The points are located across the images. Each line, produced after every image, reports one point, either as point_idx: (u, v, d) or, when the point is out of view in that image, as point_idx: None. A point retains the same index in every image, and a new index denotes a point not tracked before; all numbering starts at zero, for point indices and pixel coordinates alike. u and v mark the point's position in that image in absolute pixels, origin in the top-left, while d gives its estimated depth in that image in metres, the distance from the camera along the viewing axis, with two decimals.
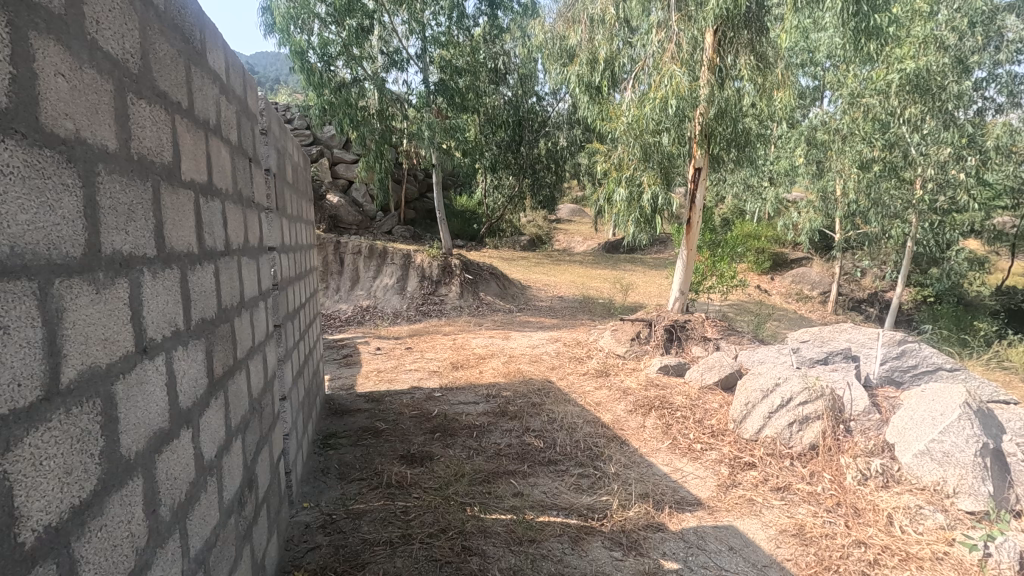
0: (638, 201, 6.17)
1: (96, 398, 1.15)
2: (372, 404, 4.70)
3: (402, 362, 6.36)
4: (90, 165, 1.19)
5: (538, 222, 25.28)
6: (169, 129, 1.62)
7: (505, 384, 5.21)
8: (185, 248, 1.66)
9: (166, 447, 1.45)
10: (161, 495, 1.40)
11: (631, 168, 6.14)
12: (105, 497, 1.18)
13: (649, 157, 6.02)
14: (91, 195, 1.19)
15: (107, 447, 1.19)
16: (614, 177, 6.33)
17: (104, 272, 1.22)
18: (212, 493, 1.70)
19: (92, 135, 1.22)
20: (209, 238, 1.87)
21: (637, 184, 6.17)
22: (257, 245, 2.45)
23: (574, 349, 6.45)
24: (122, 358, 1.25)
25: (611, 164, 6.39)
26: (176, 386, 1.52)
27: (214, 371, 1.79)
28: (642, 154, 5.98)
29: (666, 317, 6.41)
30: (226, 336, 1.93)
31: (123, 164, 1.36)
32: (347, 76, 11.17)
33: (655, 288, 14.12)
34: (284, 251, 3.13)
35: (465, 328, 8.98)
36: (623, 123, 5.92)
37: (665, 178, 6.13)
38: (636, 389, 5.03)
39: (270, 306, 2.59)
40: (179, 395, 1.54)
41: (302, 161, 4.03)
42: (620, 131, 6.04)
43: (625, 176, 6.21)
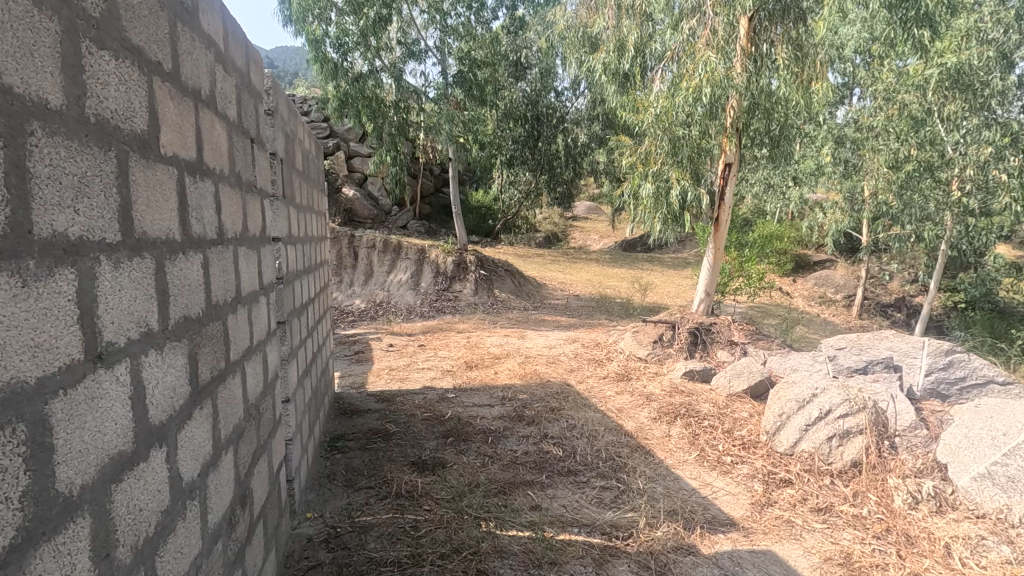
0: (666, 198, 5.94)
1: (17, 423, 0.91)
2: (382, 404, 4.50)
3: (415, 360, 6.16)
4: (16, 116, 0.93)
5: (554, 219, 25.01)
6: (148, 92, 1.39)
7: (521, 386, 4.98)
8: (162, 234, 1.45)
9: (131, 473, 1.23)
10: (119, 535, 1.17)
11: (659, 161, 5.90)
12: (29, 554, 0.93)
13: (678, 151, 5.76)
14: (21, 154, 0.94)
15: (38, 485, 0.95)
16: (641, 171, 6.08)
17: (36, 256, 0.97)
18: (193, 521, 1.49)
19: (26, 85, 0.96)
20: (196, 224, 1.65)
21: (664, 178, 5.92)
22: (259, 237, 2.23)
23: (592, 351, 6.21)
24: (61, 369, 1.01)
25: (638, 158, 6.14)
26: (145, 397, 1.32)
27: (198, 376, 1.58)
28: (671, 147, 5.73)
29: (690, 319, 6.13)
30: (222, 335, 1.75)
31: (77, 127, 1.11)
32: (362, 69, 10.97)
33: (673, 288, 13.80)
34: (292, 243, 2.95)
35: (479, 325, 8.75)
36: (651, 115, 5.68)
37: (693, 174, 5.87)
38: (659, 395, 4.77)
39: (273, 301, 2.40)
40: (149, 408, 1.33)
41: (314, 149, 3.83)
42: (648, 122, 5.79)
43: (651, 170, 5.98)
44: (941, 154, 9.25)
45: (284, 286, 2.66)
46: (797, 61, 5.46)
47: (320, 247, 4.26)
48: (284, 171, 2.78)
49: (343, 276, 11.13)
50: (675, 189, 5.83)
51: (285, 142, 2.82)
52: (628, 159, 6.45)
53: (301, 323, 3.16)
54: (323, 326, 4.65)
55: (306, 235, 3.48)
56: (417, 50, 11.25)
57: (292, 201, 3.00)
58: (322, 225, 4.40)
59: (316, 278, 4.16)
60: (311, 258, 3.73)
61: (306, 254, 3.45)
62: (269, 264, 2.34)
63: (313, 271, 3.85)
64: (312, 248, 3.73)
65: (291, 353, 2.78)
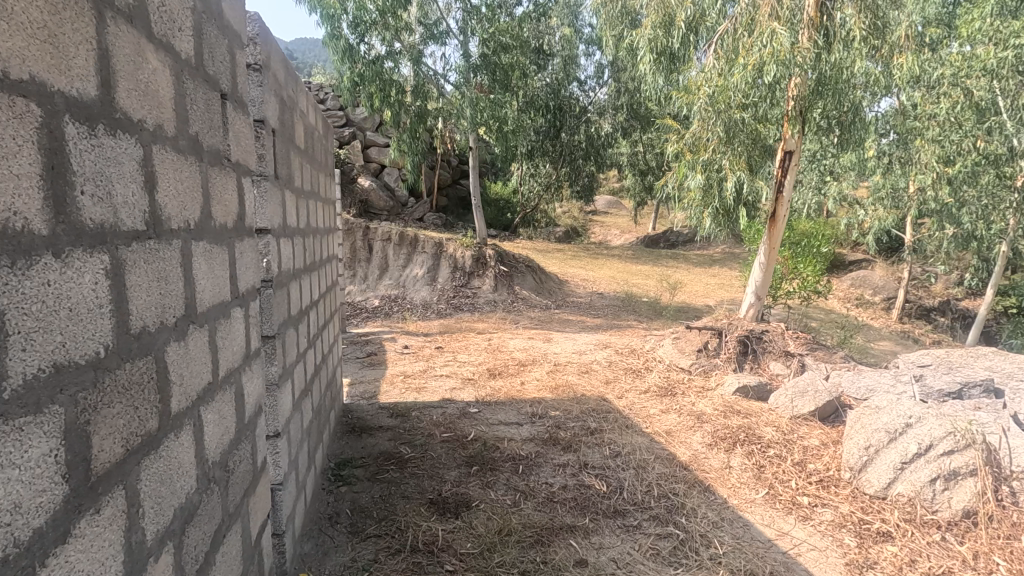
0: (718, 189, 5.30)
1: None
2: (396, 420, 3.95)
3: (432, 365, 5.62)
4: None
5: (573, 213, 24.31)
6: None
7: (553, 401, 4.40)
8: (71, 204, 0.80)
9: None
10: None
11: (707, 148, 5.22)
12: None
13: (734, 138, 5.07)
14: None
15: None
16: (689, 159, 5.39)
17: None
18: None
19: None
20: (139, 199, 1.01)
21: (716, 168, 5.26)
22: (235, 228, 1.63)
23: (627, 359, 5.60)
24: None
25: (684, 145, 5.48)
26: (12, 508, 0.67)
27: (129, 446, 0.95)
28: (727, 133, 5.05)
29: (738, 325, 5.49)
30: (184, 375, 1.20)
31: None
32: (379, 51, 10.48)
33: (701, 288, 13.11)
34: (289, 235, 2.40)
35: (500, 325, 8.19)
36: (703, 94, 5.04)
37: (750, 164, 5.21)
38: (712, 415, 4.15)
39: (257, 310, 1.85)
40: (19, 531, 0.68)
41: (318, 125, 3.26)
42: (698, 104, 5.13)
43: (701, 158, 5.30)
44: (1008, 147, 8.51)
45: (276, 288, 2.11)
46: (875, 31, 4.72)
47: (328, 238, 3.73)
48: (278, 146, 2.21)
49: (356, 270, 10.63)
50: (728, 181, 5.16)
51: (279, 110, 2.24)
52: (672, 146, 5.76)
53: (301, 332, 2.62)
54: (331, 327, 4.13)
55: (309, 223, 2.94)
56: (438, 33, 10.70)
57: (290, 183, 2.45)
58: (330, 214, 3.86)
59: (324, 272, 3.62)
60: (316, 251, 3.19)
61: (308, 248, 2.91)
62: (252, 262, 1.79)
63: (319, 267, 3.31)
64: (316, 241, 3.19)
65: (285, 373, 2.24)
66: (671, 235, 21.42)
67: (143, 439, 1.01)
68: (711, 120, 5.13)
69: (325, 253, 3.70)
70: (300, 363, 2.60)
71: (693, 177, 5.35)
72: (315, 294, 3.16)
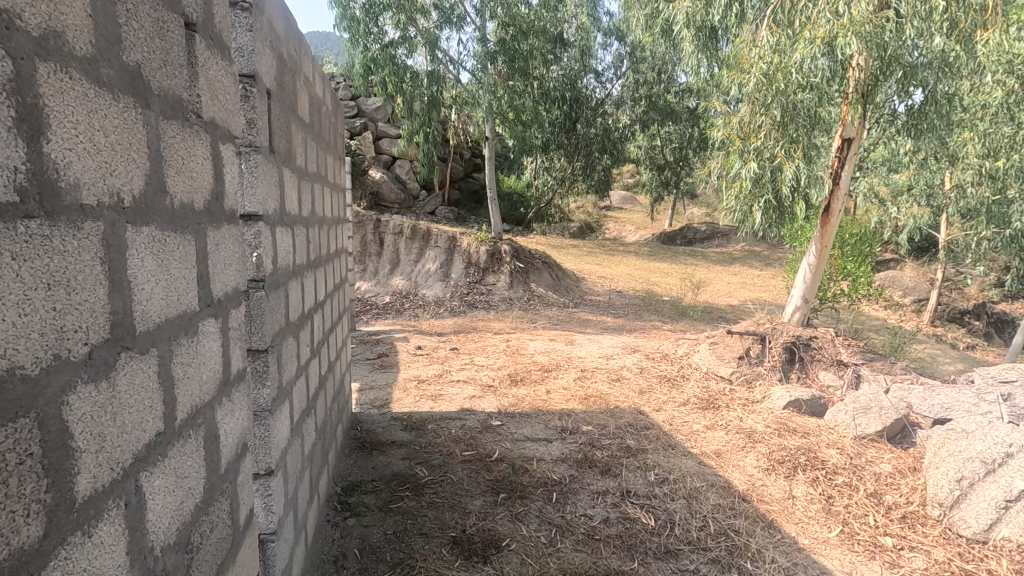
0: (772, 181, 4.46)
1: None
2: (411, 435, 3.53)
3: (448, 369, 5.20)
4: None
5: (587, 208, 23.79)
6: None
7: (584, 413, 3.96)
8: None
9: None
10: None
11: (759, 132, 4.48)
12: None
13: (791, 123, 4.34)
14: None
15: None
16: (736, 147, 4.60)
17: None
18: None
19: None
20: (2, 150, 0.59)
21: (769, 158, 4.47)
22: (210, 211, 1.20)
23: (661, 365, 5.15)
24: None
25: (732, 130, 4.67)
26: None
27: None
28: (787, 117, 4.34)
29: (783, 330, 5.01)
30: (111, 431, 0.78)
31: None
32: (392, 36, 10.05)
33: (724, 287, 12.61)
34: (289, 222, 1.97)
35: (517, 325, 7.75)
36: (757, 72, 4.32)
37: (807, 153, 4.42)
38: (765, 433, 3.69)
39: (242, 321, 1.42)
40: None
41: (326, 99, 2.83)
42: (748, 85, 4.42)
43: (751, 146, 4.54)
44: None
45: (270, 289, 1.69)
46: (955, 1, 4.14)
47: (337, 230, 3.32)
48: (273, 112, 1.77)
49: (367, 265, 10.24)
50: (784, 172, 4.37)
51: (277, 67, 1.80)
52: (716, 131, 4.92)
53: (303, 340, 2.20)
54: (342, 329, 3.72)
55: (314, 211, 2.51)
56: (454, 16, 10.10)
57: (290, 161, 2.01)
58: (341, 203, 3.44)
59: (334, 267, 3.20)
60: (323, 243, 2.76)
61: (314, 240, 2.48)
62: (234, 257, 1.35)
63: (327, 262, 2.89)
64: (323, 232, 2.76)
65: (281, 393, 1.81)
66: (688, 232, 20.86)
67: (7, 563, 0.59)
68: (763, 103, 4.42)
69: (335, 246, 3.29)
70: (302, 376, 2.17)
71: (739, 165, 4.58)
72: (323, 291, 2.74)
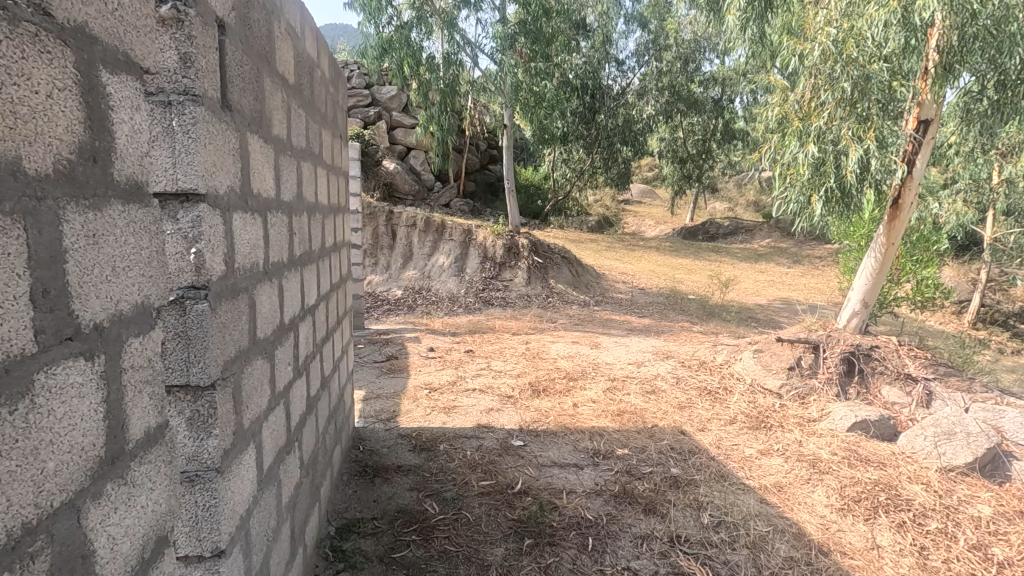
0: (834, 166, 3.91)
1: None
2: (421, 458, 3.06)
3: (462, 376, 4.72)
4: None
5: (606, 202, 23.14)
6: None
7: (618, 433, 3.47)
8: None
9: None
10: None
11: (821, 110, 3.92)
12: None
13: (861, 100, 3.76)
14: None
15: None
16: (794, 128, 4.07)
17: None
18: None
19: None
20: None
21: (832, 140, 3.90)
22: (78, 180, 0.71)
23: (699, 375, 4.63)
24: None
25: (790, 108, 4.15)
26: None
27: None
28: (858, 91, 3.74)
29: (839, 338, 4.45)
30: None
31: None
32: (407, 18, 9.62)
33: (751, 286, 12.00)
34: (257, 206, 1.48)
35: (536, 324, 7.26)
36: (823, 42, 3.77)
37: (879, 134, 3.82)
38: (832, 462, 3.15)
39: (156, 352, 0.94)
40: None
41: (319, 60, 2.33)
42: (809, 55, 3.89)
43: (812, 125, 3.99)
44: None
45: (219, 300, 1.20)
46: None
47: (337, 218, 2.84)
48: (229, 53, 1.27)
49: (378, 258, 9.82)
50: (849, 156, 3.79)
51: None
52: (772, 110, 4.40)
53: (281, 357, 1.72)
54: (345, 330, 3.26)
55: (302, 195, 2.03)
56: None
57: (260, 126, 1.51)
58: (341, 188, 2.96)
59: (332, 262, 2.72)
60: (315, 234, 2.28)
61: (301, 229, 2.01)
62: (138, 258, 0.87)
63: (321, 257, 2.42)
64: (315, 221, 2.28)
65: (241, 439, 1.34)
66: (711, 227, 20.14)
67: None
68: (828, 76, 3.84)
69: (335, 237, 2.81)
70: (280, 405, 1.70)
71: (797, 149, 4.05)
72: (315, 292, 2.26)
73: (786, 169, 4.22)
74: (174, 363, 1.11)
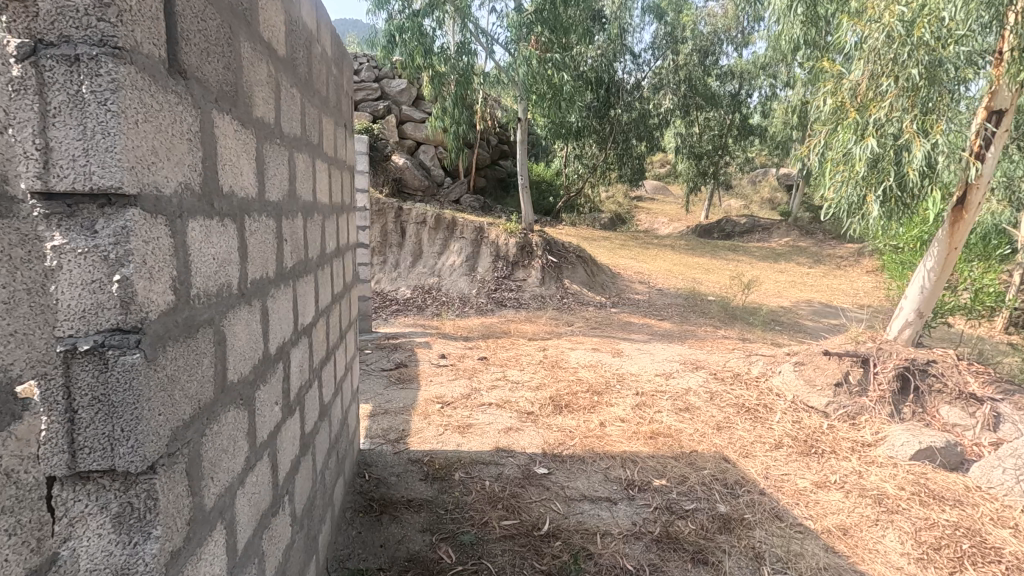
0: (894, 164, 3.47)
1: None
2: (434, 490, 2.71)
3: (476, 388, 4.37)
4: None
5: (618, 199, 22.71)
6: None
7: (654, 460, 3.10)
8: None
9: None
10: None
11: (882, 100, 3.49)
12: None
13: (929, 88, 3.34)
14: None
15: None
16: (848, 121, 3.62)
17: None
18: None
19: None
20: None
21: (892, 133, 3.46)
22: None
23: (734, 390, 4.26)
24: None
25: (843, 99, 3.70)
26: None
27: None
28: (926, 78, 3.33)
29: (892, 351, 4.04)
30: None
31: None
32: (419, 6, 9.29)
33: (773, 288, 11.58)
34: (229, 209, 1.13)
35: (552, 328, 6.90)
36: (889, 22, 3.34)
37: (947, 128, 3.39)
38: (901, 500, 2.76)
39: None
40: None
41: (317, 33, 1.97)
42: (873, 38, 3.45)
43: (869, 117, 3.55)
44: None
45: (163, 344, 0.84)
46: None
47: (341, 219, 2.49)
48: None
49: (386, 257, 9.49)
50: (913, 152, 3.36)
51: None
52: (822, 99, 3.95)
53: (265, 397, 1.36)
54: (352, 342, 2.91)
55: (295, 193, 1.67)
56: None
57: (234, 102, 1.15)
58: (346, 183, 2.61)
59: (335, 269, 2.37)
60: (313, 239, 1.92)
61: (293, 235, 1.65)
62: None
63: (321, 266, 2.06)
64: (313, 223, 1.92)
65: (203, 525, 0.99)
66: (726, 225, 19.68)
67: None
68: (892, 61, 3.40)
69: (339, 240, 2.46)
70: (262, 459, 1.35)
71: (852, 144, 3.62)
72: (313, 307, 1.91)
73: (837, 165, 3.78)
74: (93, 441, 0.77)
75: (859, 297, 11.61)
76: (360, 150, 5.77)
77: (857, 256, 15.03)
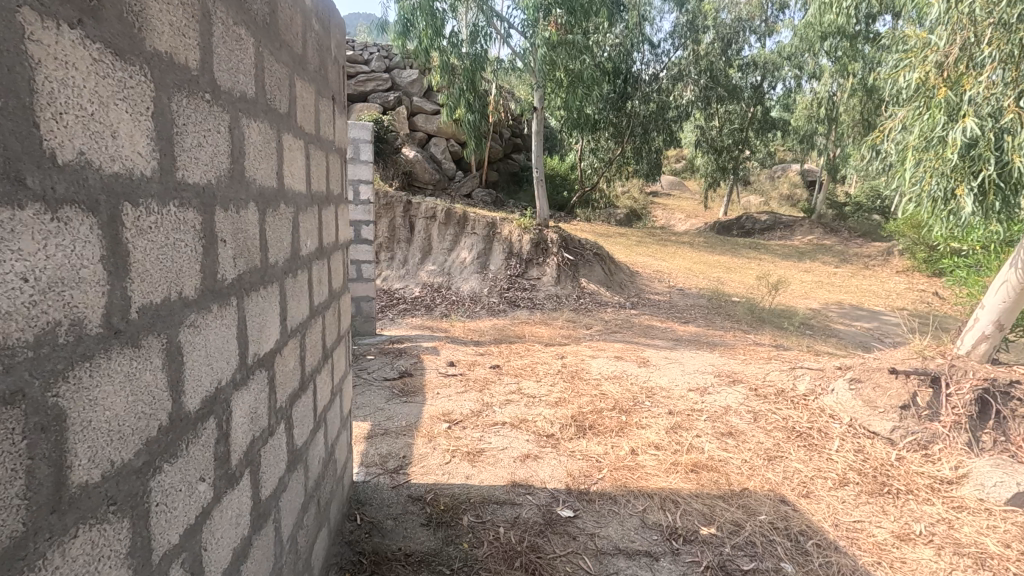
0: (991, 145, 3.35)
1: None
2: (437, 541, 2.25)
3: (488, 403, 3.90)
4: None
5: (634, 194, 22.10)
6: None
7: (699, 503, 2.60)
8: None
9: None
10: None
11: (975, 74, 3.46)
12: None
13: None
14: None
15: None
16: (938, 98, 3.55)
17: None
18: None
19: None
20: None
21: (989, 113, 3.35)
22: None
23: (781, 410, 3.75)
24: None
25: (934, 74, 3.64)
26: None
27: None
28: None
29: (969, 369, 3.48)
30: None
31: None
32: None
33: (799, 289, 11.02)
34: (69, 191, 0.65)
35: (569, 331, 6.43)
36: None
37: None
38: (1011, 565, 2.25)
39: None
40: None
41: None
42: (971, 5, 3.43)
43: (960, 93, 3.51)
44: None
45: None
46: None
47: (325, 212, 2.02)
48: None
49: (394, 253, 9.05)
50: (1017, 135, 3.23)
51: None
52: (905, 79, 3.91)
53: (172, 482, 0.90)
54: (345, 357, 2.46)
55: (241, 173, 1.19)
56: None
57: (89, 11, 0.68)
58: (332, 168, 2.14)
59: (318, 275, 1.91)
60: (277, 238, 1.45)
61: (237, 233, 1.17)
62: None
63: (292, 272, 1.59)
64: (276, 218, 1.45)
65: None
66: (747, 222, 19.03)
67: None
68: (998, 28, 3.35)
69: (323, 239, 1.99)
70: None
71: (943, 126, 3.53)
72: (276, 328, 1.45)
73: (920, 152, 3.70)
74: None
75: (891, 299, 11.00)
76: (363, 138, 5.32)
77: (886, 255, 14.39)
